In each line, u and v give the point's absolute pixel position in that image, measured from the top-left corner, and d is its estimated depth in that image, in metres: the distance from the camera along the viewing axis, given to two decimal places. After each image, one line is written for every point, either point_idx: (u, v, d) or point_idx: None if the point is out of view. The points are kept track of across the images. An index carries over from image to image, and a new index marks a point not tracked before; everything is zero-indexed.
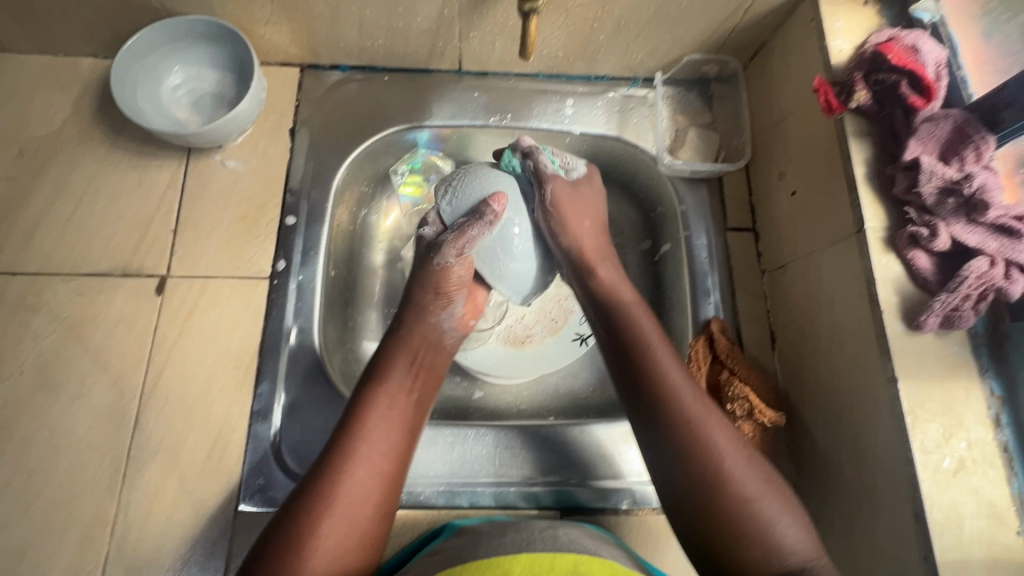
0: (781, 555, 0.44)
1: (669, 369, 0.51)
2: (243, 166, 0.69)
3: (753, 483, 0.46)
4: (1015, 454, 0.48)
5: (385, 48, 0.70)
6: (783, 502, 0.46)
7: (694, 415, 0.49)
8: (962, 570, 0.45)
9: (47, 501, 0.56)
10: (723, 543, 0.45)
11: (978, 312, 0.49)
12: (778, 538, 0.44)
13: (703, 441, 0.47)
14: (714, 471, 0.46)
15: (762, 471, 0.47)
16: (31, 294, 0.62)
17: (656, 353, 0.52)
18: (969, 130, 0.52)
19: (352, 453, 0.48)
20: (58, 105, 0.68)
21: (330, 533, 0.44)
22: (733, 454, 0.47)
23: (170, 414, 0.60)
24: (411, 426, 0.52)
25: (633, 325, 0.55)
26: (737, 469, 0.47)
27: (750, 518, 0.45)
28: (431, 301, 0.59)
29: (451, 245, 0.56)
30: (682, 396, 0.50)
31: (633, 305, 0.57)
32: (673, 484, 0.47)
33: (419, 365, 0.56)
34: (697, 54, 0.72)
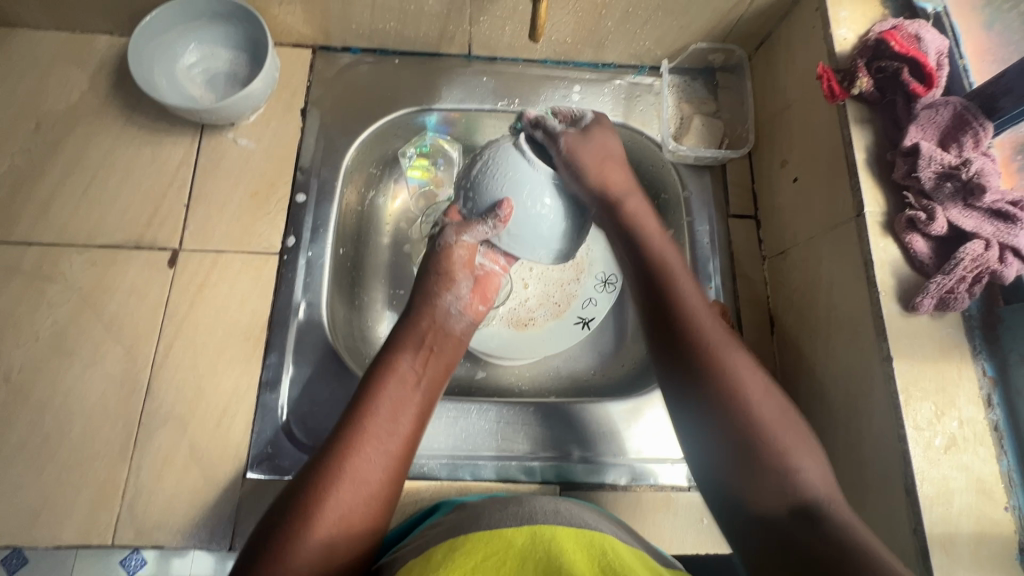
0: (798, 488, 0.44)
1: (695, 308, 0.54)
2: (255, 144, 0.70)
3: (774, 420, 0.48)
4: (1005, 433, 0.49)
5: (396, 31, 0.72)
6: (803, 444, 0.47)
7: (718, 354, 0.51)
8: (949, 543, 0.46)
9: (60, 464, 0.58)
10: (745, 480, 0.46)
11: (972, 294, 0.51)
12: (796, 473, 0.45)
13: (725, 381, 0.49)
14: (739, 408, 0.48)
15: (780, 408, 0.49)
16: (46, 264, 0.63)
17: (682, 294, 0.54)
18: (968, 116, 0.53)
19: (360, 431, 0.48)
20: (74, 81, 0.70)
21: (334, 507, 0.44)
22: (755, 389, 0.49)
23: (181, 383, 0.61)
24: (419, 409, 0.53)
25: (668, 279, 0.56)
26: (762, 406, 0.48)
27: (774, 451, 0.46)
28: (439, 283, 0.59)
29: (453, 230, 0.58)
30: (709, 336, 0.52)
31: (672, 261, 0.57)
32: (703, 423, 0.49)
33: (428, 350, 0.56)
34: (703, 43, 0.73)
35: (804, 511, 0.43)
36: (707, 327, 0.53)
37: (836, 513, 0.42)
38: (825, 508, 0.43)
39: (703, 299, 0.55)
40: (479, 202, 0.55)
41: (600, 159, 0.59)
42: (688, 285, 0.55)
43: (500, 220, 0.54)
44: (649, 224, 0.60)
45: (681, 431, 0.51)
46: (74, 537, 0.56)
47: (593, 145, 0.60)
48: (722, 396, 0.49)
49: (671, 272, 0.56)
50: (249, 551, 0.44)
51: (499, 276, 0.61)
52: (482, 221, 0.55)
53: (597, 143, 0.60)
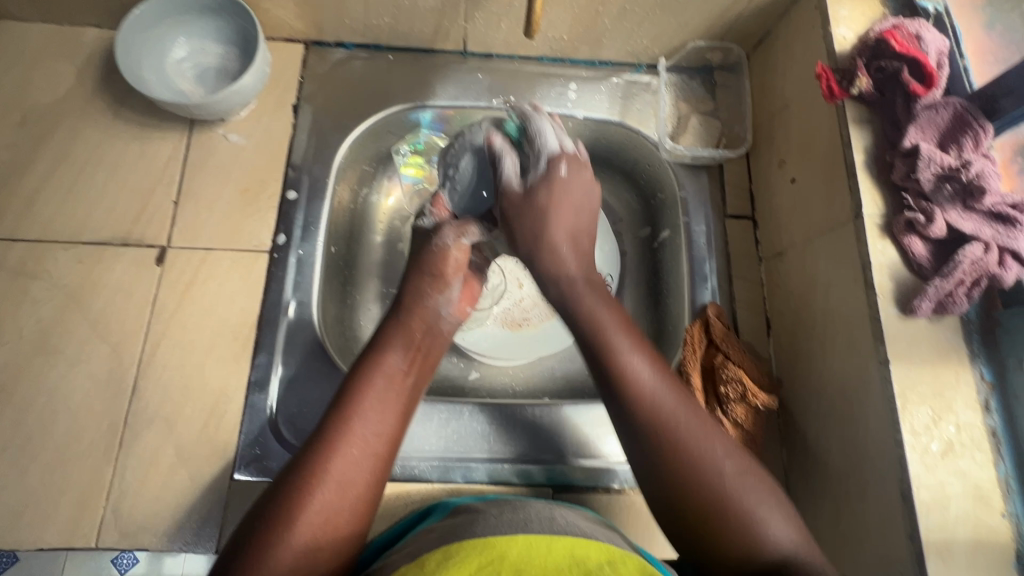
0: (766, 542, 0.42)
1: (640, 371, 0.49)
2: (246, 140, 0.69)
3: (735, 474, 0.45)
4: (1002, 438, 0.49)
5: (390, 26, 0.70)
6: (765, 493, 0.45)
7: (662, 402, 0.47)
8: (946, 550, 0.45)
9: (43, 465, 0.57)
10: (703, 527, 0.44)
11: (971, 298, 0.50)
12: (761, 530, 0.43)
13: (672, 434, 0.46)
14: (692, 484, 0.45)
15: (740, 462, 0.46)
16: (31, 261, 0.62)
17: (619, 350, 0.50)
18: (968, 117, 0.52)
19: (346, 432, 0.47)
20: (61, 74, 0.68)
21: (319, 510, 0.43)
22: (723, 467, 0.45)
23: (168, 383, 0.60)
24: (405, 410, 0.51)
25: (603, 337, 0.51)
26: (721, 463, 0.45)
27: (734, 520, 0.43)
28: (427, 286, 0.59)
29: (452, 230, 0.61)
30: (654, 399, 0.48)
31: (607, 319, 0.52)
32: (659, 499, 0.46)
33: (416, 348, 0.55)
34: (701, 41, 0.72)
35: (782, 567, 0.41)
36: (657, 396, 0.48)
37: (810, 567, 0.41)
38: (799, 562, 0.42)
39: (649, 355, 0.50)
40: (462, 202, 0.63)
41: (540, 224, 0.57)
42: (631, 349, 0.50)
43: (493, 226, 0.63)
44: (569, 250, 0.56)
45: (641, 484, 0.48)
46: (57, 539, 0.55)
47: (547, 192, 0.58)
48: (681, 475, 0.45)
49: (587, 306, 0.53)
50: (227, 552, 0.42)
51: (480, 280, 0.63)
52: (479, 222, 0.62)
53: (564, 179, 0.58)
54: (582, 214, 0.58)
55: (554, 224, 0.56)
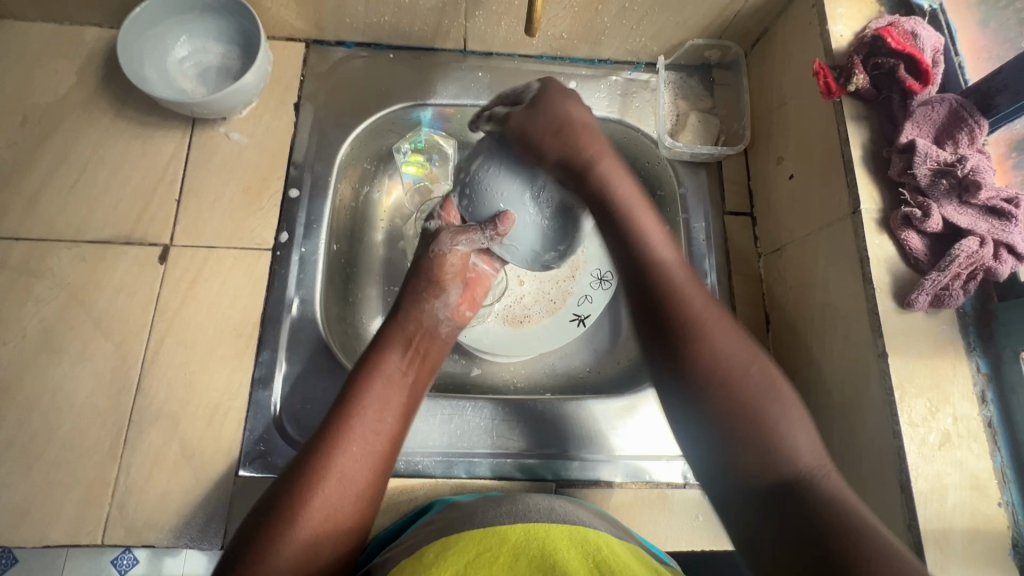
0: (782, 460, 0.42)
1: (655, 245, 0.53)
2: (247, 139, 0.69)
3: (759, 379, 0.46)
4: (999, 429, 0.49)
5: (391, 25, 0.71)
6: (790, 405, 0.45)
7: (675, 279, 0.51)
8: (944, 539, 0.46)
9: (47, 463, 0.57)
10: (731, 451, 0.44)
11: (967, 291, 0.51)
12: (784, 443, 0.43)
13: (697, 317, 0.49)
14: (720, 389, 0.46)
15: (766, 371, 0.46)
16: (34, 260, 0.62)
17: (676, 277, 0.51)
18: (964, 113, 0.53)
19: (346, 430, 0.48)
20: (62, 73, 0.69)
21: (321, 504, 0.44)
22: (736, 354, 0.47)
23: (172, 380, 0.60)
24: (404, 408, 0.52)
25: (631, 216, 0.54)
26: (746, 365, 0.46)
27: (754, 421, 0.44)
28: (427, 292, 0.60)
29: (448, 236, 0.61)
30: (671, 275, 0.51)
31: (636, 206, 0.55)
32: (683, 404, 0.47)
33: (414, 350, 0.56)
34: (700, 39, 0.73)
35: (789, 483, 0.41)
36: (697, 303, 0.50)
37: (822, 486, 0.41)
38: (811, 481, 0.41)
39: (689, 271, 0.52)
40: (481, 210, 0.58)
41: (563, 135, 0.56)
42: (671, 254, 0.53)
43: (500, 232, 0.57)
44: (619, 177, 0.56)
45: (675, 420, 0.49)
46: (62, 536, 0.55)
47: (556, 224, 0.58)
48: (702, 361, 0.47)
49: (628, 207, 0.54)
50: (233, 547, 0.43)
51: (489, 277, 0.65)
52: (481, 229, 0.58)
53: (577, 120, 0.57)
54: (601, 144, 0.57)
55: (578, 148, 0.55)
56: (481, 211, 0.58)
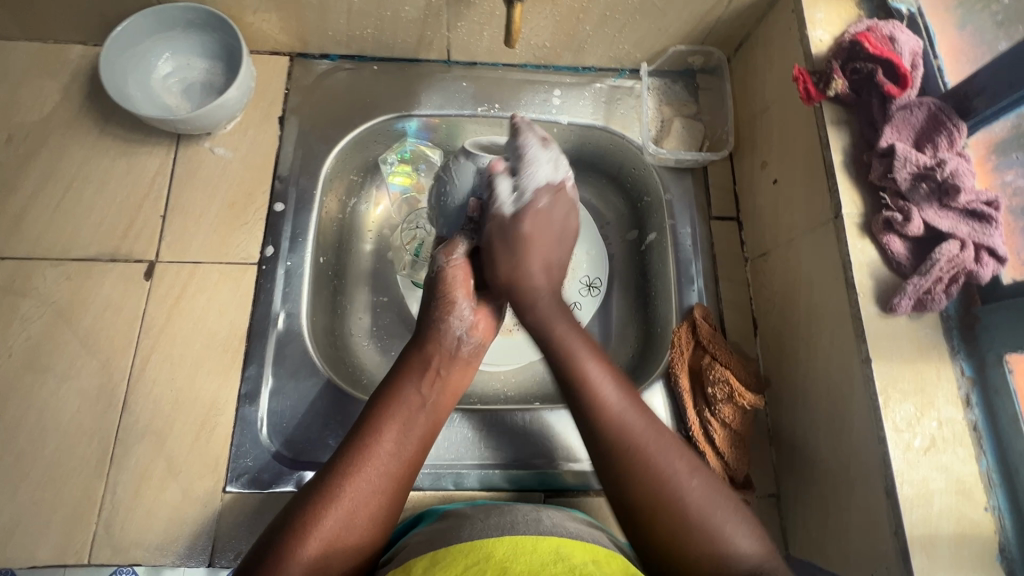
0: (732, 571, 0.45)
1: (605, 393, 0.52)
2: (232, 153, 0.69)
3: (700, 503, 0.47)
4: (984, 433, 0.49)
5: (374, 37, 0.71)
6: (733, 515, 0.47)
7: (641, 439, 0.50)
8: (930, 544, 0.46)
9: (34, 482, 0.57)
10: (676, 560, 0.46)
11: (949, 295, 0.51)
12: (722, 550, 0.45)
13: (646, 463, 0.49)
14: (660, 498, 0.47)
15: (709, 483, 0.49)
16: (19, 279, 0.62)
17: (591, 376, 0.53)
18: (942, 117, 0.53)
19: (363, 450, 0.49)
20: (47, 92, 0.69)
21: (331, 525, 0.45)
22: (692, 488, 0.48)
23: (159, 397, 0.60)
24: (424, 431, 0.52)
25: (581, 378, 0.53)
26: (689, 483, 0.48)
27: (700, 547, 0.46)
28: (440, 310, 0.57)
29: (442, 251, 0.60)
30: (628, 424, 0.50)
31: (578, 348, 0.55)
32: (622, 504, 0.49)
33: (436, 373, 0.55)
34: (682, 46, 0.73)
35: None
36: (637, 430, 0.50)
37: None
38: None
39: (626, 392, 0.53)
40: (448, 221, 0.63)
41: (511, 258, 0.58)
42: (617, 394, 0.52)
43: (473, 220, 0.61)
44: (587, 349, 0.55)
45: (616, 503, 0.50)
46: (49, 556, 0.55)
47: (529, 221, 0.58)
48: (648, 487, 0.48)
49: (573, 360, 0.54)
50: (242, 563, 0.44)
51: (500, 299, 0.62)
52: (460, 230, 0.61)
53: (543, 209, 0.59)
54: (557, 242, 0.60)
55: (532, 256, 0.58)
56: (448, 221, 0.63)
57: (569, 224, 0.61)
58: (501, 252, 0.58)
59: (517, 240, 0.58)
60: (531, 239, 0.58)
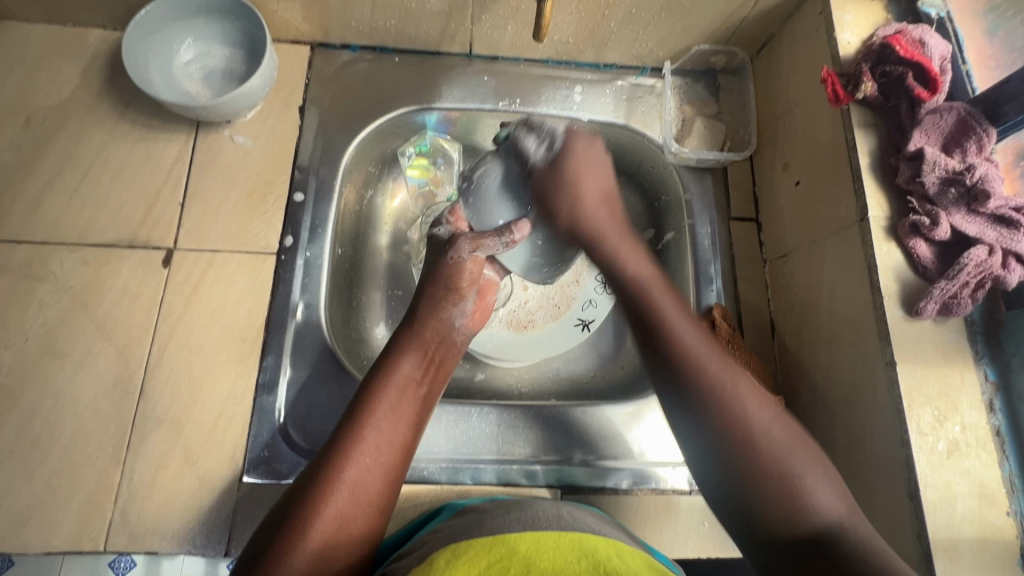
0: (811, 514, 0.44)
1: (689, 339, 0.53)
2: (252, 142, 0.69)
3: (781, 442, 0.47)
4: (1007, 438, 0.49)
5: (397, 29, 0.70)
6: (815, 466, 0.47)
7: (720, 376, 0.50)
8: (953, 547, 0.46)
9: (49, 469, 0.56)
10: (752, 501, 0.46)
11: (975, 300, 0.51)
12: (804, 493, 0.45)
13: (710, 386, 0.50)
14: (742, 437, 0.47)
15: (785, 425, 0.49)
16: (36, 264, 0.62)
17: (669, 313, 0.55)
18: (972, 122, 0.53)
19: (358, 441, 0.48)
20: (65, 75, 0.68)
21: (331, 518, 0.44)
22: (772, 432, 0.47)
23: (176, 385, 0.60)
24: (416, 419, 0.53)
25: (657, 312, 0.55)
26: (768, 429, 0.48)
27: (778, 481, 0.45)
28: (444, 297, 0.59)
29: (468, 242, 0.58)
30: (701, 361, 0.51)
31: (654, 288, 0.57)
32: (702, 439, 0.49)
33: (430, 360, 0.56)
34: (706, 45, 0.73)
35: (819, 534, 0.43)
36: (697, 350, 0.52)
37: (856, 537, 0.42)
38: (841, 533, 0.43)
39: (703, 335, 0.54)
40: (486, 218, 0.61)
41: (572, 198, 0.59)
42: (688, 327, 0.54)
43: (513, 239, 0.58)
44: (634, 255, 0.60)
45: (682, 440, 0.51)
46: (64, 543, 0.55)
47: (573, 159, 0.59)
48: (719, 416, 0.48)
49: (648, 293, 0.56)
50: (244, 559, 0.43)
51: (496, 288, 0.64)
52: (497, 234, 0.58)
53: (579, 152, 0.60)
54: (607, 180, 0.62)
55: (586, 188, 0.60)
56: (486, 218, 0.61)
57: (599, 169, 0.61)
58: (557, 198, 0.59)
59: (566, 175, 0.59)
60: (582, 173, 0.60)
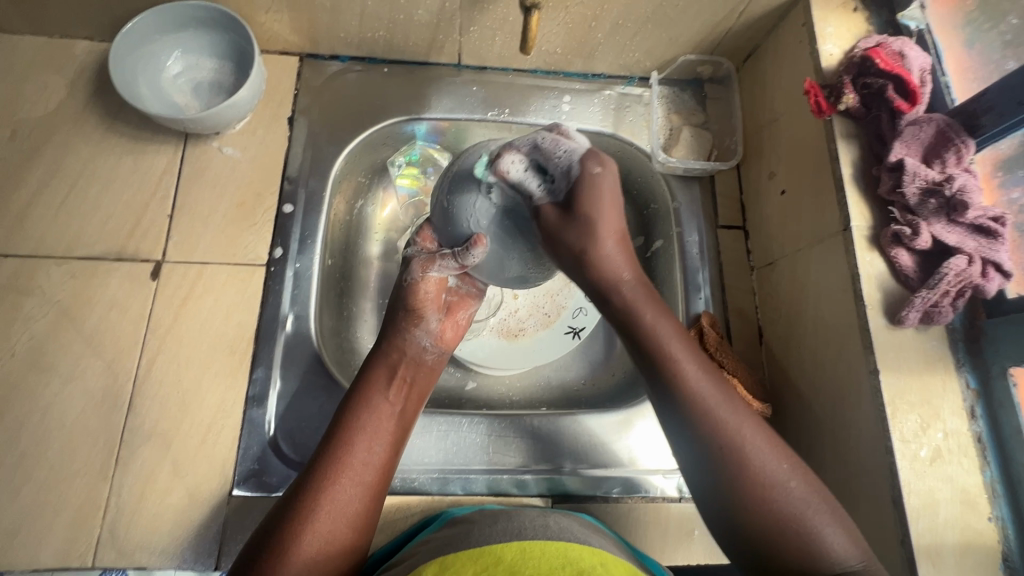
0: (822, 560, 0.43)
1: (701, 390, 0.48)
2: (241, 154, 0.69)
3: (776, 473, 0.46)
4: (988, 444, 0.50)
5: (385, 40, 0.71)
6: (817, 501, 0.45)
7: (733, 433, 0.46)
8: (937, 554, 0.47)
9: (37, 484, 0.56)
10: (774, 546, 0.44)
11: (955, 308, 0.52)
12: (814, 533, 0.44)
13: (688, 389, 0.48)
14: (738, 462, 0.46)
15: (744, 414, 0.48)
16: (23, 277, 0.61)
17: (642, 305, 0.52)
18: (951, 133, 0.54)
19: (338, 464, 0.48)
20: (52, 87, 0.68)
21: (313, 543, 0.44)
22: (790, 486, 0.45)
23: (164, 398, 0.60)
24: (394, 439, 0.53)
25: (640, 323, 0.52)
26: (713, 411, 0.47)
27: (789, 523, 0.44)
28: (407, 321, 0.58)
29: (419, 264, 0.58)
30: (706, 401, 0.48)
31: (639, 296, 0.53)
32: (699, 471, 0.47)
33: (400, 380, 0.56)
34: (692, 55, 0.74)
35: None
36: (674, 346, 0.50)
37: None
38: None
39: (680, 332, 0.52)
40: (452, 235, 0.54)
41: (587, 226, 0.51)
42: (702, 377, 0.49)
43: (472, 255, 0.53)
44: (655, 309, 0.53)
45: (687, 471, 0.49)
46: (51, 559, 0.54)
47: (587, 199, 0.50)
48: (704, 431, 0.47)
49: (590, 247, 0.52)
50: None
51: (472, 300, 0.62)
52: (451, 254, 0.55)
53: (597, 179, 0.50)
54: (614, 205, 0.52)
55: (602, 230, 0.52)
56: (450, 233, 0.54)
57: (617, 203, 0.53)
58: (573, 235, 0.51)
59: (582, 226, 0.50)
60: (602, 200, 0.51)
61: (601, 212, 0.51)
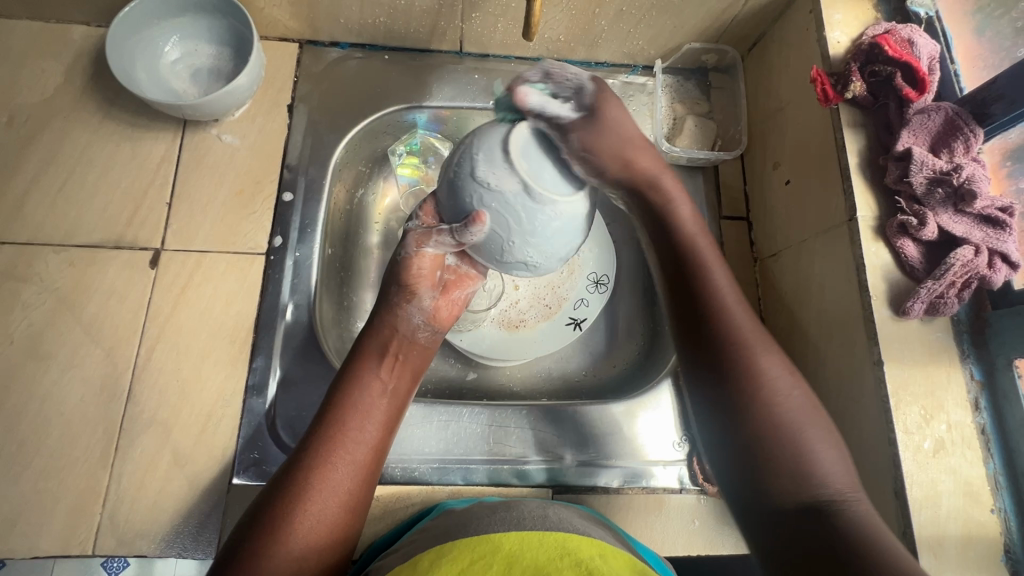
0: (813, 487, 0.42)
1: (728, 300, 0.51)
2: (240, 141, 0.68)
3: (773, 387, 0.47)
4: (991, 436, 0.50)
5: (386, 26, 0.70)
6: (809, 430, 0.45)
7: (741, 346, 0.48)
8: (938, 546, 0.47)
9: (37, 471, 0.56)
10: (765, 464, 0.44)
11: (961, 299, 0.51)
12: (805, 460, 0.43)
13: (704, 278, 0.51)
14: (744, 371, 0.47)
15: (756, 331, 0.50)
16: (21, 264, 0.61)
17: (696, 236, 0.54)
18: (959, 122, 0.53)
19: (329, 440, 0.48)
20: (49, 72, 0.67)
21: (303, 516, 0.44)
22: (789, 407, 0.46)
23: (164, 386, 0.59)
24: (387, 418, 0.52)
25: (686, 242, 0.54)
26: (732, 312, 0.50)
27: (783, 441, 0.44)
28: (398, 295, 0.58)
29: (415, 238, 0.57)
30: (732, 315, 0.50)
31: (683, 204, 0.55)
32: (703, 385, 0.49)
33: (391, 356, 0.55)
34: (696, 43, 0.73)
35: (816, 508, 0.41)
36: (703, 246, 0.54)
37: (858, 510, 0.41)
38: (843, 506, 0.41)
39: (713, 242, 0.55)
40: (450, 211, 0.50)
41: (616, 146, 0.53)
42: (726, 283, 0.52)
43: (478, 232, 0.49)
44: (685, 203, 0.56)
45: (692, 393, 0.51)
46: (51, 546, 0.54)
47: (609, 113, 0.53)
48: (714, 339, 0.49)
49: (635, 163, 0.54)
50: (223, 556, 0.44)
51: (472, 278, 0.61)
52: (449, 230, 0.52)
53: (610, 118, 0.53)
54: (631, 145, 0.54)
55: (623, 130, 0.54)
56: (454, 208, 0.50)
57: (644, 142, 0.55)
58: (599, 141, 0.52)
59: (601, 124, 0.52)
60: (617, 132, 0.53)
61: (606, 154, 0.52)
